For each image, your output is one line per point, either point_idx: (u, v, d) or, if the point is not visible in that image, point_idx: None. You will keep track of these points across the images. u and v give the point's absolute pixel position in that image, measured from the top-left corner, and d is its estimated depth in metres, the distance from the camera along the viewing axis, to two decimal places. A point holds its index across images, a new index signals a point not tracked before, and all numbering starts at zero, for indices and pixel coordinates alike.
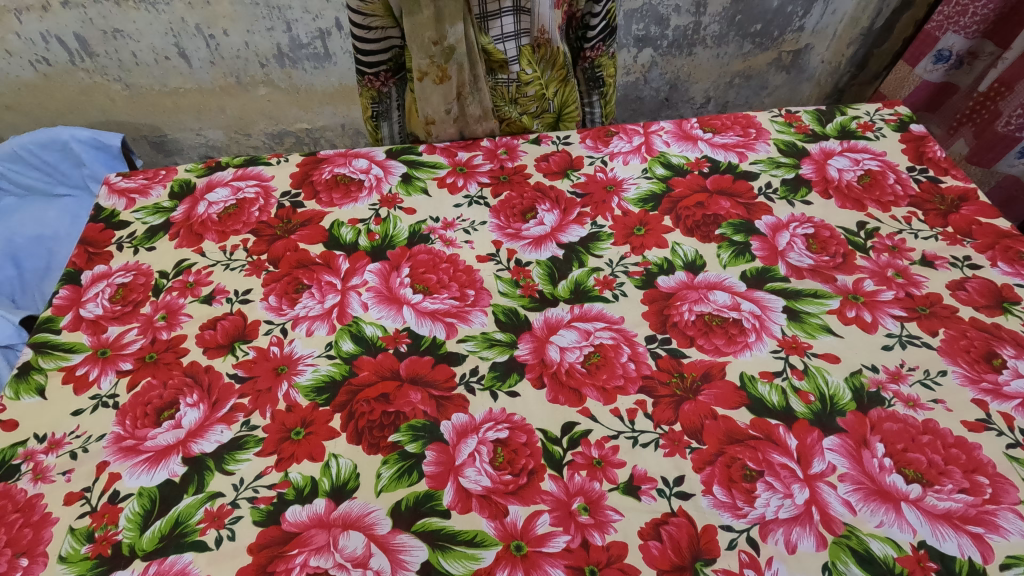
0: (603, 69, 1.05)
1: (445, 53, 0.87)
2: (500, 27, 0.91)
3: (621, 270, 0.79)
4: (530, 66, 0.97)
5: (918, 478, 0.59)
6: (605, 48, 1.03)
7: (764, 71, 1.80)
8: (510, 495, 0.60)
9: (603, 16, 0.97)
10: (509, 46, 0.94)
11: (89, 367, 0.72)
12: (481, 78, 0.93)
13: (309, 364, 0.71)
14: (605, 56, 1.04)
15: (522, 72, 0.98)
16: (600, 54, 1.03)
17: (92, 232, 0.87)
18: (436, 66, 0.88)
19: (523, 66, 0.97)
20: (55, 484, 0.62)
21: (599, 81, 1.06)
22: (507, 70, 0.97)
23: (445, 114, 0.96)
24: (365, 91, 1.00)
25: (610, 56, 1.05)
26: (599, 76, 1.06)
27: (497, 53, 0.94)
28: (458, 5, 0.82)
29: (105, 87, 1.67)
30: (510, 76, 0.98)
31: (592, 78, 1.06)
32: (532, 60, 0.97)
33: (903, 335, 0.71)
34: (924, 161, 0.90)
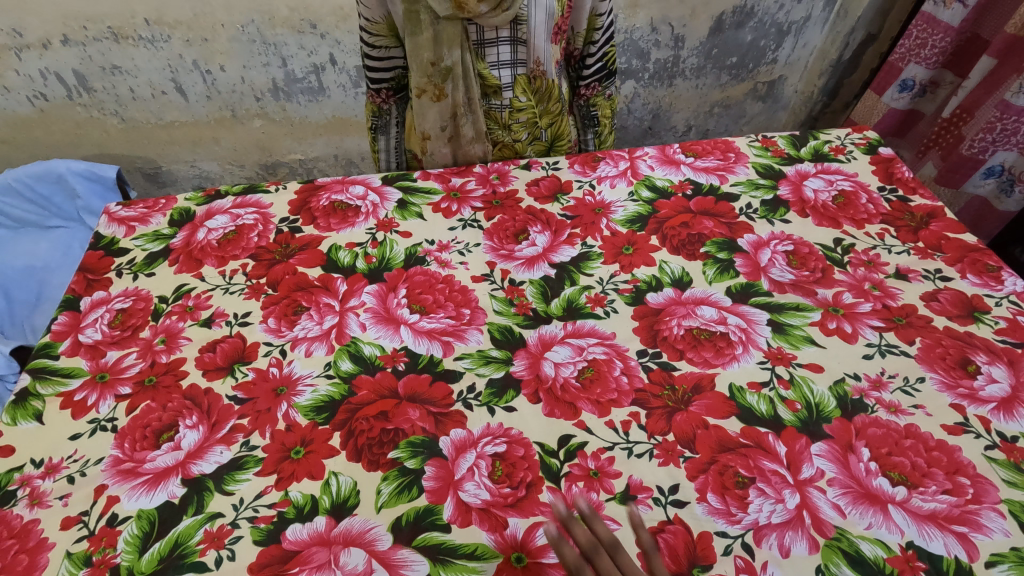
0: (598, 108, 1.12)
1: (442, 74, 0.93)
2: (496, 54, 0.96)
3: (612, 288, 0.82)
4: (524, 94, 1.02)
5: (904, 480, 0.61)
6: (600, 87, 1.09)
7: (741, 101, 1.90)
8: (509, 507, 0.61)
9: (599, 56, 1.04)
10: (504, 73, 0.99)
11: (87, 392, 0.72)
12: (476, 101, 0.98)
13: (308, 384, 0.72)
14: (600, 96, 1.11)
15: (515, 99, 1.02)
16: (595, 93, 1.10)
17: (91, 259, 0.89)
18: (433, 85, 0.94)
19: (516, 93, 1.02)
20: (52, 509, 0.62)
21: (594, 119, 1.14)
22: (500, 96, 1.02)
23: (440, 131, 1.01)
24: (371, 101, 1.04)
25: (606, 96, 1.11)
26: (595, 115, 1.13)
27: (492, 78, 0.98)
28: (456, 31, 0.89)
29: (102, 121, 1.69)
30: (504, 102, 1.02)
31: (587, 116, 1.13)
32: (527, 89, 1.02)
33: (882, 344, 0.74)
34: (893, 181, 0.95)
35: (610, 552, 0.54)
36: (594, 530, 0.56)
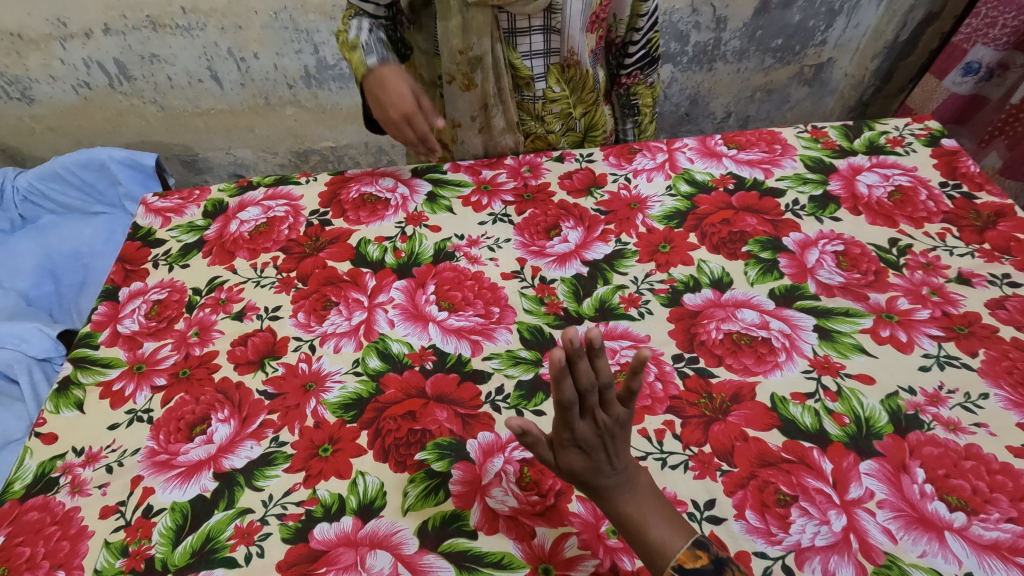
0: (638, 97, 1.07)
1: (471, 63, 0.89)
2: (529, 44, 0.94)
3: (646, 288, 0.79)
4: (557, 84, 0.99)
5: (962, 506, 0.57)
6: (642, 76, 1.05)
7: (786, 86, 1.80)
8: (537, 516, 0.59)
9: (643, 44, 1.00)
10: (536, 64, 0.96)
11: (125, 382, 0.74)
12: (506, 91, 0.95)
13: (336, 381, 0.72)
14: (642, 84, 1.06)
15: (548, 90, 0.99)
16: (636, 82, 1.06)
17: (129, 250, 0.90)
18: (463, 73, 0.91)
19: (550, 83, 0.99)
20: (92, 498, 0.64)
21: (634, 109, 1.09)
22: (532, 87, 0.99)
23: (471, 120, 0.98)
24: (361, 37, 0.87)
25: (648, 84, 1.06)
26: (635, 104, 1.08)
27: (524, 69, 0.96)
28: (486, 18, 0.85)
29: (141, 109, 1.73)
30: (536, 93, 0.99)
31: (626, 105, 1.09)
32: (561, 79, 0.98)
33: (940, 355, 0.69)
34: (957, 177, 0.88)
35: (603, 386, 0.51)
36: (593, 366, 0.50)
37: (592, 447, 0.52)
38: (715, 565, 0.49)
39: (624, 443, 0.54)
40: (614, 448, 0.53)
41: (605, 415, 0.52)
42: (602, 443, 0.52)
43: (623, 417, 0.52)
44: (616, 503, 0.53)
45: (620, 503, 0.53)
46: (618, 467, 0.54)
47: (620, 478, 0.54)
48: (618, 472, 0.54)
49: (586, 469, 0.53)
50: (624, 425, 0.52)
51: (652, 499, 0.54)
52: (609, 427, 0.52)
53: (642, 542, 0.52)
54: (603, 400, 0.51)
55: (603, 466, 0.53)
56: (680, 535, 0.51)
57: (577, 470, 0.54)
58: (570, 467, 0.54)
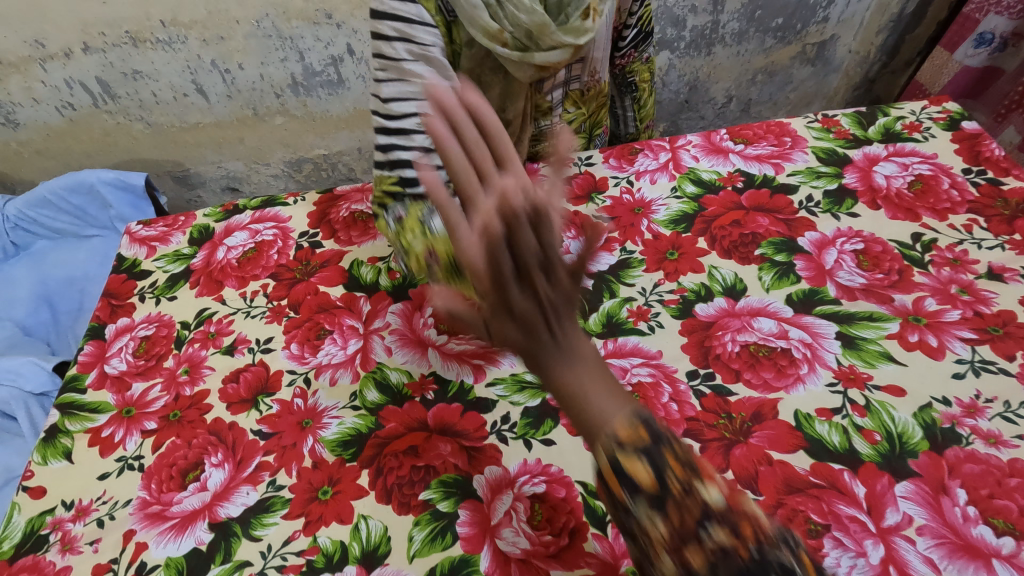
0: (635, 74, 1.02)
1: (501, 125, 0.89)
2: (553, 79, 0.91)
3: (655, 299, 0.74)
4: (574, 105, 0.97)
5: (1010, 530, 0.53)
6: (637, 53, 1.00)
7: (788, 66, 1.73)
8: (551, 558, 0.56)
9: (636, 22, 0.95)
10: (556, 95, 0.94)
11: (114, 428, 0.70)
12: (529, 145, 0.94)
13: (334, 417, 0.68)
14: (637, 61, 1.01)
15: (565, 114, 0.97)
16: (631, 60, 1.00)
17: (114, 283, 0.87)
18: None
19: (567, 107, 0.97)
20: (83, 555, 0.61)
21: (632, 86, 1.03)
22: (550, 115, 0.95)
23: None
24: (387, 176, 0.72)
25: (643, 60, 1.01)
26: (632, 81, 1.03)
27: (545, 102, 0.93)
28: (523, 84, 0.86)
29: (128, 127, 1.68)
30: (554, 120, 0.96)
31: (624, 83, 1.03)
32: (577, 102, 0.97)
33: (975, 360, 0.64)
34: (981, 162, 0.83)
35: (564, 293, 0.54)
36: (539, 239, 0.55)
37: (530, 319, 0.51)
38: (654, 441, 0.42)
39: (569, 325, 0.52)
40: (553, 316, 0.52)
41: (546, 287, 0.53)
42: (542, 316, 0.51)
43: (567, 295, 0.53)
44: (549, 370, 0.49)
45: (555, 372, 0.49)
46: (557, 342, 0.51)
47: (558, 351, 0.50)
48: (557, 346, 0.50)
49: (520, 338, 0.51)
50: (568, 305, 0.53)
51: (593, 368, 0.49)
52: (550, 299, 0.52)
53: (576, 409, 0.46)
54: (542, 263, 0.54)
55: (540, 335, 0.50)
56: (620, 406, 0.45)
57: (513, 345, 0.51)
58: (506, 341, 0.51)
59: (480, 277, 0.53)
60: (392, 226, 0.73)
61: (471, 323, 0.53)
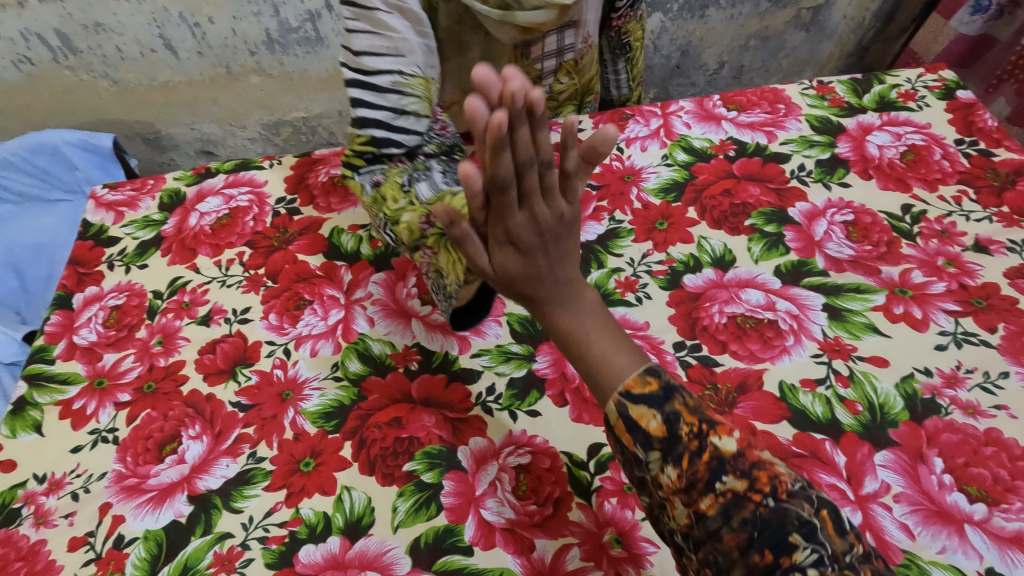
0: (629, 35, 0.98)
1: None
2: (542, 48, 0.83)
3: (644, 270, 0.73)
4: (566, 76, 0.90)
5: (983, 497, 0.54)
6: (631, 12, 0.95)
7: (782, 31, 1.69)
8: (536, 527, 0.56)
9: None
10: (548, 64, 0.86)
11: (86, 400, 0.68)
12: None
13: (315, 388, 0.67)
14: (631, 21, 0.96)
15: (555, 84, 0.90)
16: (627, 20, 0.96)
17: (81, 250, 0.83)
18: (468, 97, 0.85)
19: (558, 77, 0.89)
20: (58, 529, 0.59)
21: (625, 48, 0.99)
22: (539, 85, 0.89)
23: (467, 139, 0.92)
24: (356, 136, 0.67)
25: (637, 19, 0.97)
26: (626, 43, 0.99)
27: (534, 71, 0.85)
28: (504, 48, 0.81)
29: (92, 85, 1.59)
30: (543, 89, 0.90)
31: (618, 46, 0.99)
32: (571, 72, 0.89)
33: (958, 332, 0.64)
34: (973, 132, 0.82)
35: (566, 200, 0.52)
36: (534, 139, 0.45)
37: (531, 249, 0.49)
38: (664, 394, 0.42)
39: (567, 249, 0.51)
40: (555, 250, 0.49)
41: (544, 208, 0.48)
42: (542, 244, 0.49)
43: (566, 216, 0.50)
44: (555, 314, 0.50)
45: (560, 317, 0.49)
46: (560, 280, 0.50)
47: (561, 291, 0.50)
48: (559, 284, 0.50)
49: (525, 271, 0.49)
50: (568, 226, 0.50)
51: (595, 316, 0.49)
52: (549, 224, 0.49)
53: (583, 357, 0.47)
54: (545, 187, 0.48)
55: (542, 271, 0.49)
56: (631, 360, 0.45)
57: (515, 278, 0.49)
58: (508, 273, 0.49)
59: (517, 285, 0.50)
60: (365, 191, 0.68)
61: (475, 249, 0.49)
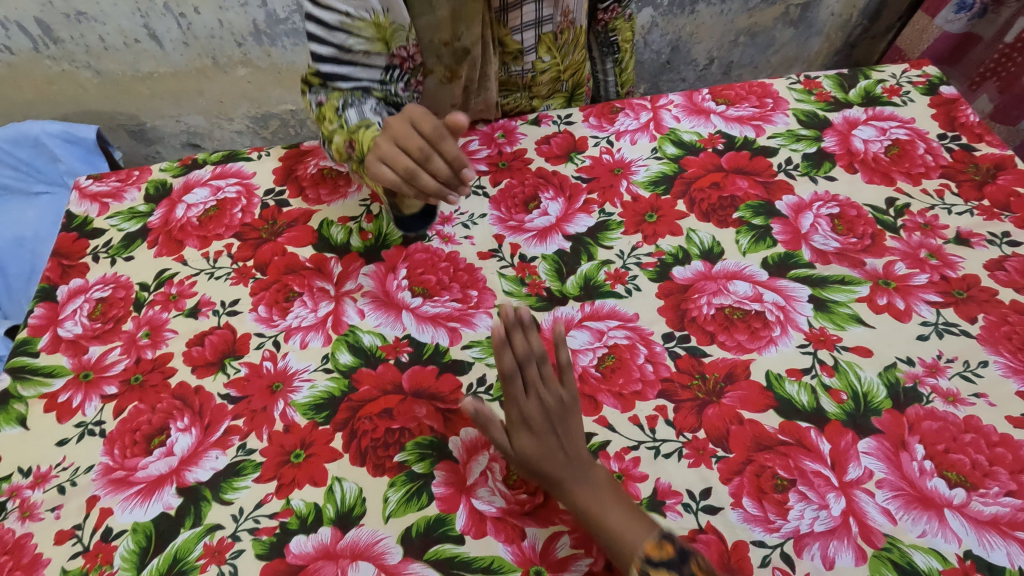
0: (617, 32, 0.99)
1: (457, 55, 0.76)
2: (520, 17, 0.83)
3: (633, 262, 0.74)
4: (548, 53, 0.90)
5: (962, 481, 0.55)
6: (620, 9, 0.96)
7: (770, 28, 1.70)
8: (526, 516, 0.56)
9: None
10: (527, 37, 0.86)
11: (71, 392, 0.67)
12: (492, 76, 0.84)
13: (305, 380, 0.67)
14: (620, 18, 0.98)
15: (538, 61, 0.90)
16: (615, 16, 0.97)
17: (65, 242, 0.82)
18: (444, 66, 0.77)
19: (540, 54, 0.90)
20: (44, 522, 0.59)
21: (614, 46, 1.00)
22: (521, 61, 0.90)
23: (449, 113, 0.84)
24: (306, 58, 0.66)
25: (626, 17, 0.99)
26: (614, 41, 1.00)
27: (513, 43, 0.86)
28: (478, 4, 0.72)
29: (75, 75, 1.56)
30: (525, 67, 0.90)
31: (605, 43, 1.00)
32: (552, 48, 0.90)
33: (939, 323, 0.66)
34: (956, 127, 0.83)
35: (409, 149, 0.62)
36: (528, 337, 0.55)
37: (541, 430, 0.53)
38: (680, 557, 0.47)
39: (574, 428, 0.55)
40: (565, 431, 0.54)
41: (547, 392, 0.54)
42: (551, 426, 0.54)
43: (568, 398, 0.55)
44: (574, 493, 0.52)
45: (577, 497, 0.52)
46: (572, 457, 0.53)
47: (574, 469, 0.53)
48: (572, 461, 0.53)
49: (541, 452, 0.53)
50: (571, 406, 0.55)
51: (609, 491, 0.52)
52: (554, 407, 0.54)
53: (603, 534, 0.50)
54: (545, 375, 0.55)
55: (556, 453, 0.53)
56: (644, 527, 0.50)
57: (530, 460, 0.53)
58: (524, 456, 0.53)
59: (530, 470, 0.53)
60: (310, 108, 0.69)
61: (495, 437, 0.54)
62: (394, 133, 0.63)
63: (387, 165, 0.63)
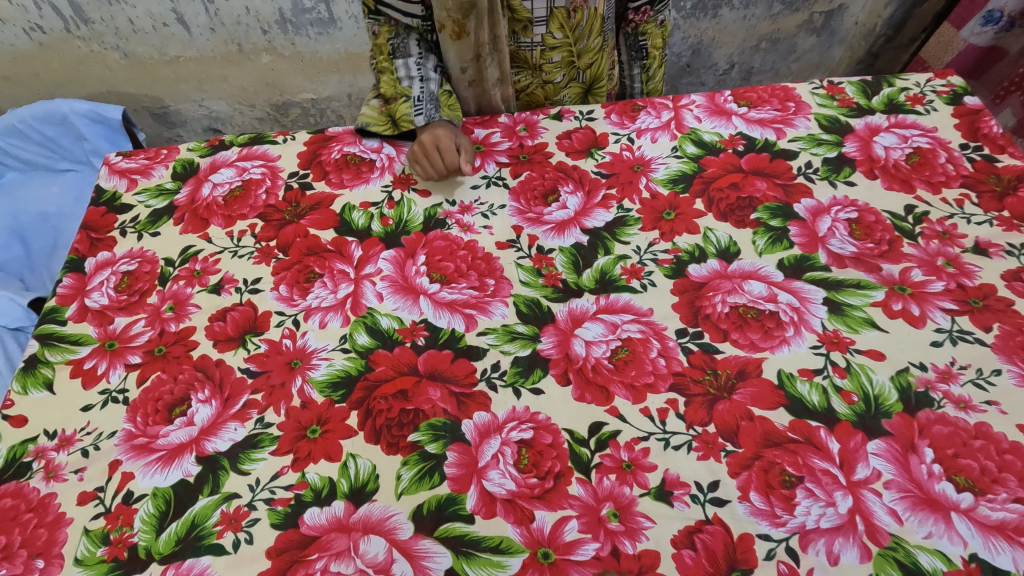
0: (647, 37, 1.00)
1: (464, 9, 0.77)
2: None
3: (650, 258, 0.75)
4: (559, 30, 0.91)
5: (970, 486, 0.56)
6: (652, 12, 0.98)
7: (793, 35, 1.70)
8: (536, 499, 0.57)
9: None
10: (538, 6, 0.87)
11: (97, 360, 0.69)
12: (502, 39, 0.85)
13: (323, 358, 0.68)
14: (651, 22, 0.99)
15: (548, 35, 0.91)
16: (646, 19, 0.98)
17: (93, 216, 0.84)
18: (453, 20, 0.78)
19: (551, 29, 0.91)
20: (68, 483, 0.61)
21: (642, 51, 1.01)
22: (530, 32, 0.91)
23: (461, 73, 0.87)
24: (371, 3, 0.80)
25: (658, 23, 0.99)
26: (643, 45, 1.01)
27: (522, 11, 0.87)
28: None
29: (103, 56, 1.59)
30: (534, 39, 0.92)
31: (635, 47, 1.01)
32: (564, 25, 0.90)
33: (954, 330, 0.66)
34: (978, 138, 0.83)
35: (442, 159, 0.82)
36: None
37: None
38: None
39: None
40: None
41: None
42: None
43: None
44: None
45: None
46: None
47: None
48: None
49: None
50: None
51: None
52: None
53: None
54: None
55: None
56: None
57: None
58: None
59: None
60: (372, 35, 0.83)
61: None
62: (425, 148, 0.82)
63: (425, 172, 0.83)
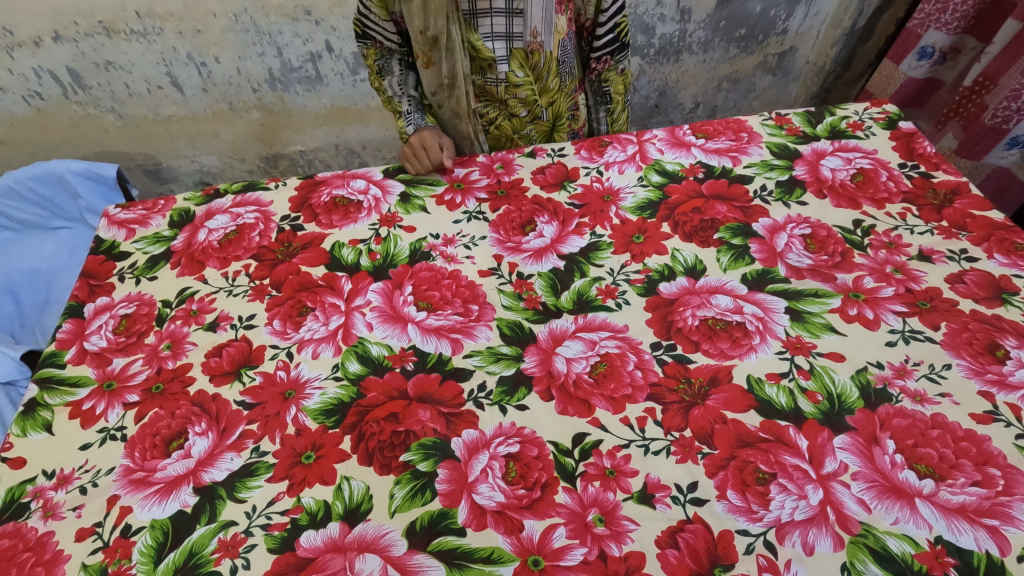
0: (610, 84, 1.09)
1: (431, 44, 0.90)
2: (490, 26, 0.95)
3: (622, 279, 0.80)
4: (520, 69, 1.00)
5: (931, 473, 0.59)
6: (613, 61, 1.06)
7: (751, 75, 1.83)
8: (524, 509, 0.59)
9: (609, 27, 1.02)
10: (498, 46, 0.97)
11: (95, 401, 0.72)
12: (461, 78, 0.95)
13: (316, 387, 0.71)
14: (613, 70, 1.08)
15: (511, 73, 1.00)
16: (607, 67, 1.07)
17: (92, 264, 0.88)
18: (422, 52, 0.91)
19: (512, 68, 0.99)
20: (66, 521, 0.62)
21: (606, 96, 1.11)
22: (495, 70, 1.00)
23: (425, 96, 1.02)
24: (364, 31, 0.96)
25: (618, 71, 1.08)
26: (607, 91, 1.10)
27: (485, 50, 0.97)
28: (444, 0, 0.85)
29: (99, 118, 1.66)
30: (498, 76, 1.00)
31: (599, 92, 1.11)
32: (524, 64, 0.99)
33: (905, 330, 0.71)
34: (914, 158, 0.91)
35: (427, 155, 0.94)
36: None
37: None
38: None
39: None
40: None
41: None
42: None
43: None
44: None
45: None
46: None
47: None
48: None
49: None
50: None
51: None
52: None
53: None
54: None
55: None
56: None
57: None
58: None
59: None
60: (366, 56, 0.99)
61: None
62: (414, 148, 0.95)
63: (415, 168, 0.95)
